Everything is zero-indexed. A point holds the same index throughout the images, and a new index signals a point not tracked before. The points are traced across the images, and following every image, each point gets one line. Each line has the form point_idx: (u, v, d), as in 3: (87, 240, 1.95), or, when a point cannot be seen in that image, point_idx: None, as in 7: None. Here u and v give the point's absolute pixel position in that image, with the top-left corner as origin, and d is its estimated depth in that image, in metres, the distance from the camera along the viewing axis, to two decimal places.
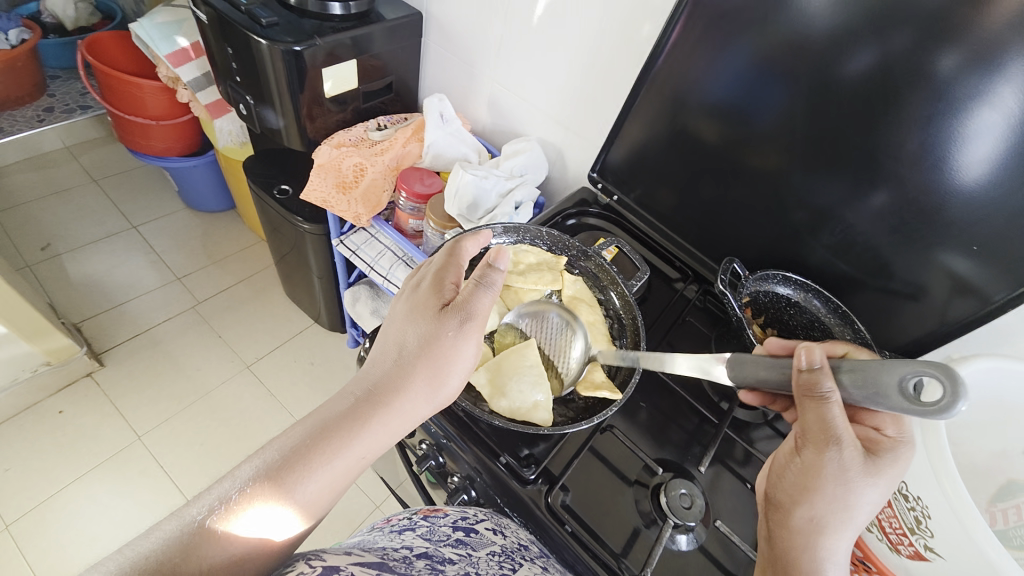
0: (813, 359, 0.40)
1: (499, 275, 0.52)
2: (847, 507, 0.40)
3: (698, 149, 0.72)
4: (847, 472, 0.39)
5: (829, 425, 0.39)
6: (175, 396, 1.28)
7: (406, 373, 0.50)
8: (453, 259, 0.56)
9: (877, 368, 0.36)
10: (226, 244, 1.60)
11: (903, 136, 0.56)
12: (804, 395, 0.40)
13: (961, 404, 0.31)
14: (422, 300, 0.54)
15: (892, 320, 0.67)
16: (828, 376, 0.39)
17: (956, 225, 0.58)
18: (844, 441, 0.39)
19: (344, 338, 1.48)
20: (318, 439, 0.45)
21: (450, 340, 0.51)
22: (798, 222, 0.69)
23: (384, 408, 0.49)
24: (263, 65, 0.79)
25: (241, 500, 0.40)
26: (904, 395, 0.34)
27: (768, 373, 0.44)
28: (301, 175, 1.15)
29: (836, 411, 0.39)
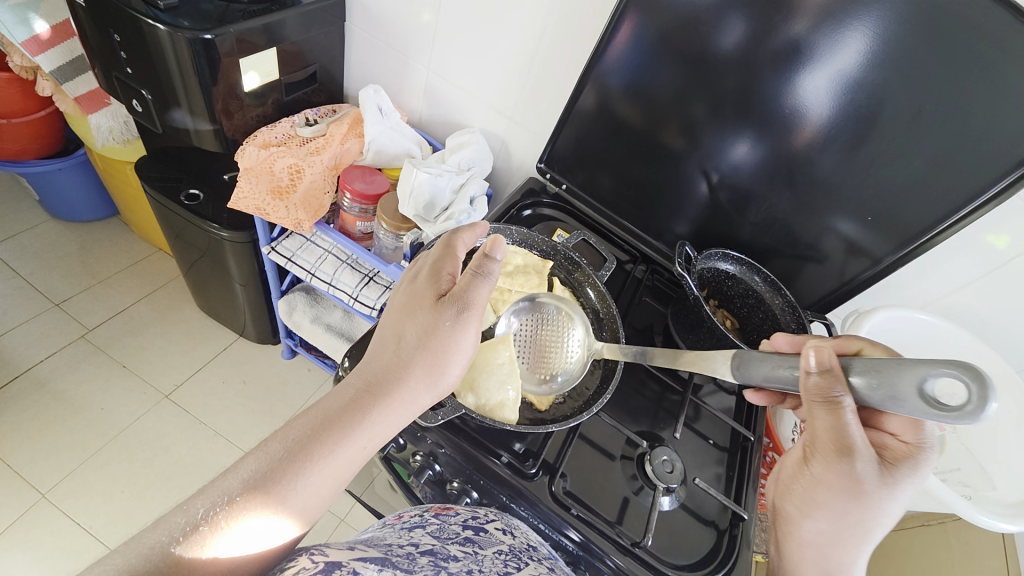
0: (822, 360, 0.42)
1: (497, 266, 0.51)
2: (867, 519, 0.45)
3: (639, 139, 0.77)
4: (860, 482, 0.43)
5: (842, 433, 0.42)
6: (79, 441, 1.10)
7: (405, 364, 0.50)
8: (450, 250, 0.54)
9: (897, 371, 0.37)
10: (115, 258, 1.37)
11: (812, 126, 0.65)
12: (815, 401, 0.42)
13: (991, 405, 0.31)
14: (420, 291, 0.52)
15: (805, 282, 0.78)
16: (838, 381, 0.41)
17: (853, 201, 0.68)
18: (857, 453, 0.43)
19: (278, 350, 1.37)
20: (319, 431, 0.45)
21: (448, 330, 0.50)
22: (725, 202, 0.77)
23: (386, 400, 0.48)
24: (163, 54, 0.68)
25: (241, 500, 0.40)
26: (932, 400, 0.35)
27: (784, 373, 0.46)
28: (211, 177, 1.02)
29: (850, 418, 0.41)
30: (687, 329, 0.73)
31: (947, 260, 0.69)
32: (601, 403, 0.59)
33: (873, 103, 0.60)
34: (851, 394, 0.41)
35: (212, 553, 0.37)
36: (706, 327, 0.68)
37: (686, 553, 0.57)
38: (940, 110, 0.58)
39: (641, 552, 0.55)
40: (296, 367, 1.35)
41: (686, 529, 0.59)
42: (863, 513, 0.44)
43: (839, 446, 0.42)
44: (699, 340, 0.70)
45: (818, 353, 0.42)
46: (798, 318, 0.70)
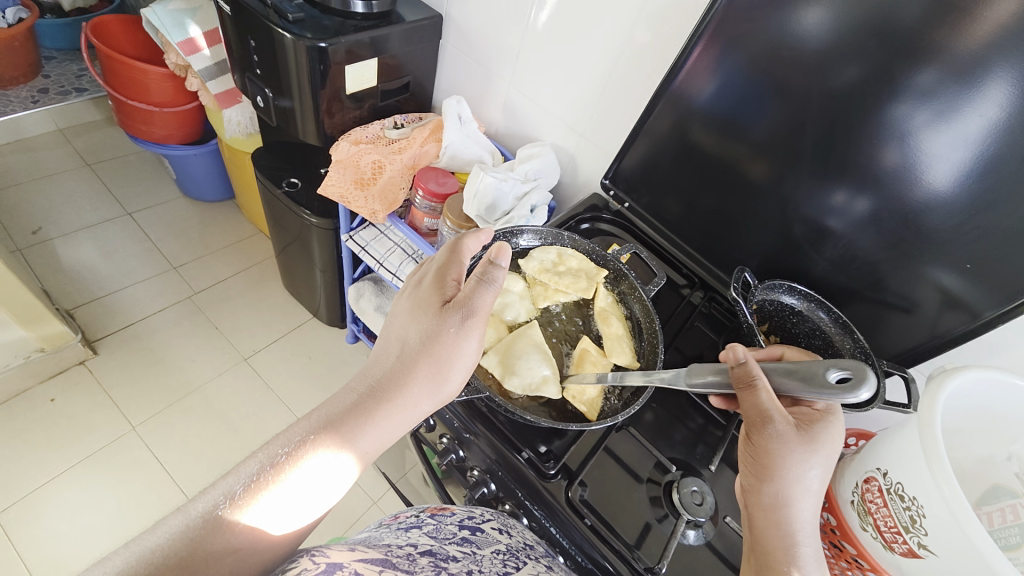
0: (739, 355, 0.48)
1: (501, 272, 0.53)
2: (799, 475, 0.46)
3: (707, 163, 0.75)
4: (791, 449, 0.46)
5: (765, 409, 0.46)
6: (170, 387, 1.26)
7: (409, 369, 0.52)
8: (454, 257, 0.58)
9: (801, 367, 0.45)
10: (224, 234, 1.58)
11: (903, 161, 0.60)
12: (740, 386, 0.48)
13: (868, 381, 0.39)
14: (424, 297, 0.56)
15: (886, 331, 0.71)
16: (754, 365, 0.47)
17: (950, 246, 0.61)
18: (775, 418, 0.46)
19: (343, 334, 1.48)
20: (322, 432, 0.47)
21: (452, 337, 0.53)
22: (798, 234, 0.73)
23: (388, 402, 0.51)
24: (287, 59, 0.80)
25: (248, 493, 0.42)
26: (829, 385, 0.42)
27: (712, 379, 0.49)
28: (310, 169, 1.15)
29: (766, 395, 0.46)
30: None
31: None
32: (627, 414, 0.58)
33: (979, 139, 0.55)
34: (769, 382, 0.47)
35: (245, 520, 0.41)
36: None
37: None
38: None
39: None
40: (356, 352, 1.45)
41: (710, 570, 0.54)
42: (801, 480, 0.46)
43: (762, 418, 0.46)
44: None
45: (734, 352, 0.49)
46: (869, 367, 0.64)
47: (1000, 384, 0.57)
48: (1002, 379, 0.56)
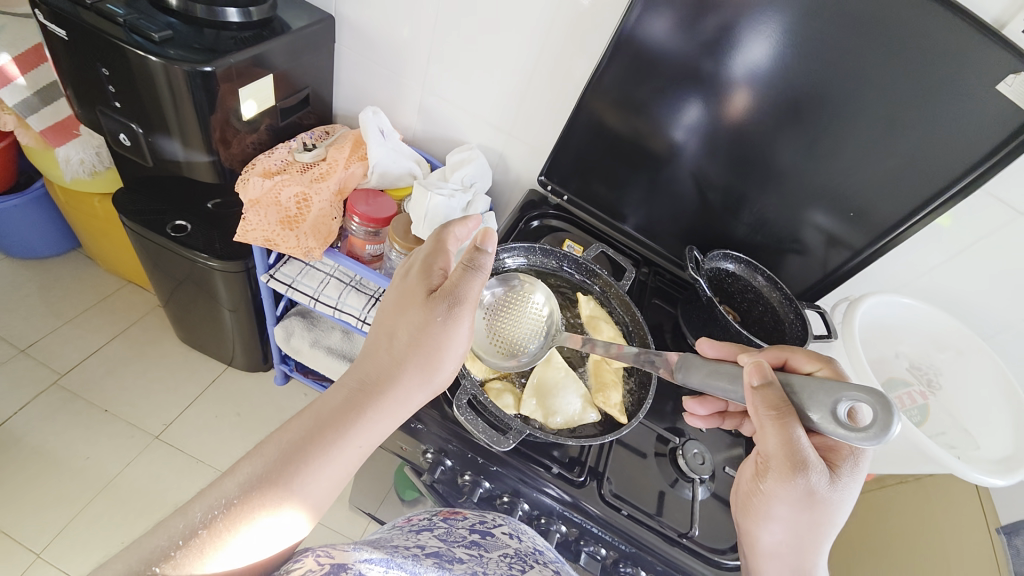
0: (764, 374, 0.45)
1: (488, 258, 0.51)
2: (822, 522, 0.46)
3: (638, 149, 0.81)
4: (820, 497, 0.45)
5: (796, 448, 0.43)
6: (63, 497, 1.03)
7: (399, 362, 0.51)
8: (439, 246, 0.54)
9: (822, 395, 0.42)
10: (81, 295, 1.29)
11: (805, 141, 0.71)
12: (767, 415, 0.44)
13: (895, 426, 0.36)
14: (410, 287, 0.53)
15: (795, 274, 0.85)
16: (777, 389, 0.44)
17: (836, 199, 0.75)
18: (811, 465, 0.44)
19: (270, 377, 1.32)
20: (315, 432, 0.46)
21: (439, 325, 0.50)
22: (719, 205, 0.82)
23: (379, 399, 0.50)
24: (163, 90, 0.66)
25: (236, 506, 0.41)
26: (841, 420, 0.40)
27: (713, 382, 0.50)
28: (196, 206, 0.98)
29: (799, 435, 0.43)
30: (693, 323, 0.78)
31: (918, 247, 0.77)
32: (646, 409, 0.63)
33: (852, 113, 0.67)
34: (796, 413, 0.44)
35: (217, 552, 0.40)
36: (721, 325, 0.72)
37: (727, 538, 0.61)
38: (910, 116, 0.65)
39: (689, 542, 0.59)
40: (291, 392, 1.32)
41: (720, 516, 0.63)
42: (818, 519, 0.46)
43: (791, 462, 0.44)
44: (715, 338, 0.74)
45: (759, 368, 0.46)
46: (794, 308, 0.76)
47: (884, 303, 0.72)
48: (885, 298, 0.72)
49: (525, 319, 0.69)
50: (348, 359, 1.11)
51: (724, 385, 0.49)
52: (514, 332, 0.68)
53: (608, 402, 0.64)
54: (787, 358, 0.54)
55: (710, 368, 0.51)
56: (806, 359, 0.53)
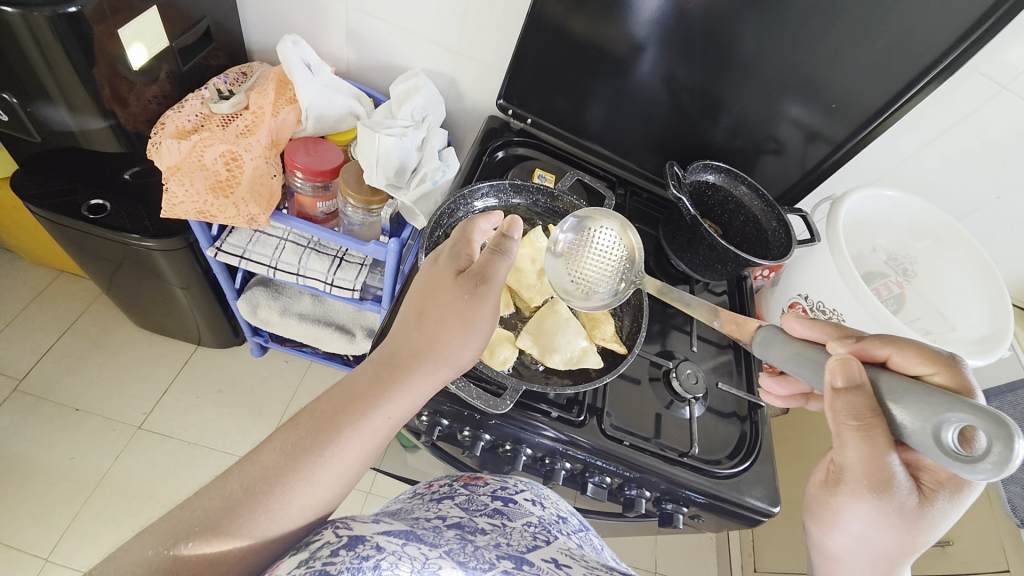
0: (851, 374, 0.40)
1: (516, 244, 0.50)
2: (899, 546, 0.41)
3: (603, 56, 0.72)
4: (898, 520, 0.40)
5: (879, 465, 0.39)
6: (57, 500, 1.00)
7: (427, 340, 0.48)
8: (466, 234, 0.52)
9: (922, 408, 0.37)
10: (11, 294, 1.16)
11: (788, 31, 0.65)
12: (847, 424, 0.40)
13: (1016, 461, 0.31)
14: (437, 267, 0.51)
15: (774, 177, 0.82)
16: (865, 395, 0.39)
17: (817, 92, 0.70)
18: (894, 485, 0.39)
19: (246, 351, 1.27)
20: (344, 404, 0.43)
21: (465, 305, 0.48)
22: (695, 110, 0.76)
23: (405, 378, 0.46)
24: (20, 44, 0.53)
25: (271, 474, 0.39)
26: (946, 445, 0.35)
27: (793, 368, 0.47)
28: (113, 180, 0.85)
29: (883, 451, 0.39)
30: (676, 243, 0.75)
31: (900, 134, 0.74)
32: (641, 338, 0.61)
33: None
34: (886, 427, 0.39)
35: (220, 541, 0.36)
36: (706, 244, 0.69)
37: (722, 448, 0.64)
38: None
39: (689, 459, 0.61)
40: (272, 362, 1.27)
41: (716, 429, 0.65)
42: (901, 545, 0.41)
43: (871, 478, 0.39)
44: (701, 256, 0.71)
45: (845, 367, 0.41)
46: (777, 215, 0.73)
47: (868, 196, 0.70)
48: (869, 192, 0.70)
49: (597, 249, 0.65)
50: (324, 323, 1.06)
51: (806, 375, 0.46)
52: (592, 268, 0.65)
53: (605, 335, 0.63)
54: (890, 355, 0.43)
55: (794, 351, 0.47)
56: (916, 358, 0.42)
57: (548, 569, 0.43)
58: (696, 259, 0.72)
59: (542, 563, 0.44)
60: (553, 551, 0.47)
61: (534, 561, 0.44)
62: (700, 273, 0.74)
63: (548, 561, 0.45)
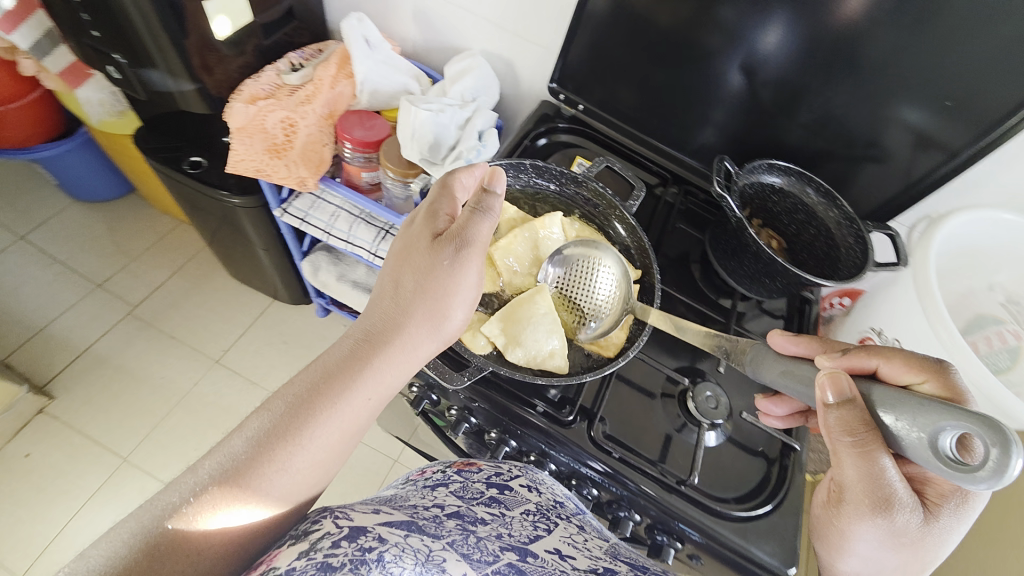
0: (842, 388, 0.38)
1: (498, 200, 0.48)
2: (907, 562, 0.41)
3: (666, 38, 0.66)
4: (904, 537, 0.40)
5: (878, 482, 0.38)
6: (146, 410, 1.18)
7: (405, 308, 0.48)
8: (446, 189, 0.51)
9: (912, 415, 0.35)
10: (141, 234, 1.39)
11: (895, 10, 0.54)
12: (842, 441, 0.38)
13: (1013, 469, 0.29)
14: (415, 234, 0.51)
15: (863, 187, 0.69)
16: (857, 406, 0.38)
17: (929, 84, 0.57)
18: (897, 502, 0.39)
19: (311, 309, 1.39)
20: (320, 383, 0.42)
21: (447, 270, 0.48)
22: (769, 102, 0.67)
23: (388, 345, 0.46)
24: (127, 12, 0.62)
25: (245, 463, 0.38)
26: (942, 454, 0.32)
27: (781, 381, 0.45)
28: (211, 142, 0.98)
29: (883, 468, 0.37)
30: (725, 251, 0.67)
31: None
32: (640, 344, 0.55)
33: None
34: (882, 444, 0.37)
35: (211, 525, 0.35)
36: (751, 252, 0.61)
37: (734, 486, 0.55)
38: None
39: (687, 489, 0.54)
40: (331, 323, 1.38)
41: (734, 463, 0.57)
42: (908, 560, 0.41)
43: (870, 497, 0.39)
44: (746, 267, 0.64)
45: (835, 381, 0.39)
46: (856, 231, 0.62)
47: (982, 220, 0.59)
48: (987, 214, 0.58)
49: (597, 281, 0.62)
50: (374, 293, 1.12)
51: (798, 388, 0.44)
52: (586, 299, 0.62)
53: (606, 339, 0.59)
54: (879, 365, 0.42)
55: (784, 368, 0.45)
56: (904, 367, 0.41)
57: (554, 562, 0.44)
58: (741, 270, 0.65)
59: (546, 555, 0.44)
60: (557, 543, 0.47)
61: (538, 553, 0.44)
62: (743, 285, 0.67)
63: (552, 552, 0.45)
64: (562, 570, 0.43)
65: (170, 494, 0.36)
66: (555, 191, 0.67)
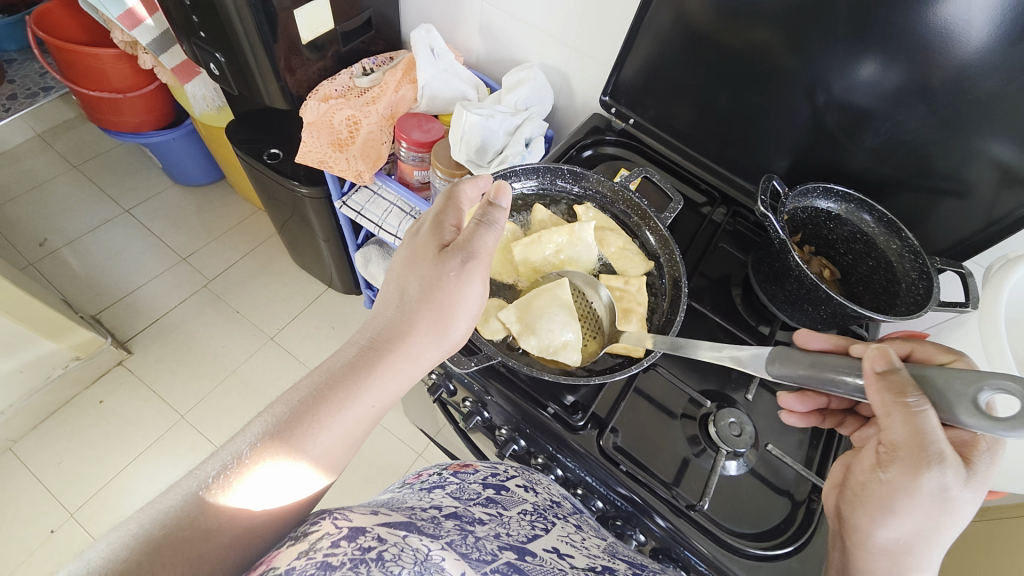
0: (885, 353, 0.39)
1: (502, 212, 0.50)
2: (942, 530, 0.38)
3: (722, 56, 0.65)
4: (944, 501, 0.37)
5: (923, 434, 0.37)
6: (206, 375, 1.30)
7: (411, 317, 0.48)
8: (452, 201, 0.53)
9: (950, 375, 0.36)
10: (224, 217, 1.55)
11: (977, 32, 0.50)
12: (889, 400, 0.38)
13: None
14: (421, 245, 0.51)
15: (935, 221, 0.64)
16: (904, 368, 0.38)
17: (1016, 112, 0.52)
18: (945, 458, 0.37)
19: (360, 300, 1.47)
20: (325, 390, 0.43)
21: (453, 281, 0.49)
22: (830, 125, 0.63)
23: (392, 353, 0.47)
24: (227, 16, 0.71)
25: (249, 466, 0.38)
26: (983, 410, 0.34)
27: (810, 370, 0.42)
28: (289, 137, 1.08)
29: (925, 421, 0.37)
30: (768, 277, 0.64)
31: None
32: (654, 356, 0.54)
33: None
34: (930, 403, 0.37)
35: (232, 501, 0.36)
36: (794, 277, 0.58)
37: (750, 521, 0.52)
38: None
39: (697, 515, 0.51)
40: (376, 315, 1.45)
41: (755, 497, 0.54)
42: (943, 527, 0.38)
43: (921, 449, 0.37)
44: (788, 292, 0.60)
45: (878, 350, 0.39)
46: (920, 266, 0.56)
47: None
48: None
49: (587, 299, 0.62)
50: None
51: (832, 375, 0.41)
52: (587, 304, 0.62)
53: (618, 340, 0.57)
54: (913, 349, 0.45)
55: (815, 359, 0.42)
56: (937, 349, 0.44)
57: (551, 561, 0.43)
58: (782, 296, 0.62)
59: (544, 554, 0.44)
60: (555, 542, 0.47)
61: (536, 552, 0.44)
62: (784, 312, 0.63)
63: (551, 551, 0.45)
64: (560, 569, 0.43)
65: (184, 485, 0.36)
66: (591, 198, 0.67)
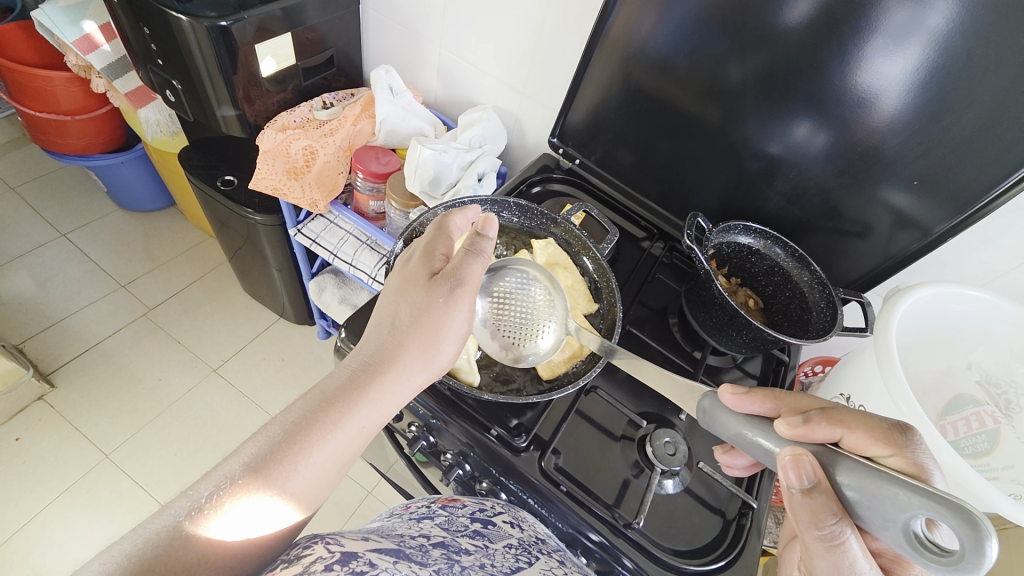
0: (806, 475, 0.38)
1: (490, 243, 0.53)
2: None
3: (656, 108, 0.73)
4: None
5: (846, 571, 0.38)
6: (138, 410, 1.21)
7: (401, 342, 0.50)
8: (442, 231, 0.55)
9: (877, 501, 0.35)
10: (172, 244, 1.50)
11: (861, 96, 0.59)
12: (811, 532, 0.38)
13: (988, 558, 0.29)
14: (412, 272, 0.53)
15: (842, 259, 0.71)
16: (825, 493, 0.37)
17: (897, 165, 0.62)
18: None
19: (313, 331, 1.44)
20: (318, 411, 0.45)
21: (441, 307, 0.51)
22: (750, 171, 0.71)
23: (382, 376, 0.49)
24: (187, 45, 0.73)
25: (243, 482, 0.40)
26: (918, 538, 0.33)
27: (749, 441, 0.44)
28: (245, 165, 1.08)
29: (849, 553, 0.37)
30: (698, 306, 0.69)
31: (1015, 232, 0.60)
32: (590, 376, 0.57)
33: (915, 51, 0.54)
34: (850, 524, 0.37)
35: (212, 532, 0.38)
36: (719, 305, 0.63)
37: (686, 538, 0.54)
38: (997, 55, 0.52)
39: (633, 534, 0.53)
40: (329, 346, 1.42)
41: (690, 515, 0.56)
42: None
43: None
44: (715, 319, 0.65)
45: (799, 464, 0.39)
46: (828, 296, 0.63)
47: (952, 298, 0.60)
48: (955, 292, 0.59)
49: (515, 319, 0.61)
50: None
51: (762, 447, 0.44)
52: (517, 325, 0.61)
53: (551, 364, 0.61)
54: (842, 435, 0.42)
55: (743, 426, 0.45)
56: (869, 440, 0.41)
57: None
58: (711, 322, 0.67)
59: None
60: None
61: None
62: (714, 338, 0.68)
63: None
64: None
65: (176, 508, 0.39)
66: (535, 229, 0.71)
